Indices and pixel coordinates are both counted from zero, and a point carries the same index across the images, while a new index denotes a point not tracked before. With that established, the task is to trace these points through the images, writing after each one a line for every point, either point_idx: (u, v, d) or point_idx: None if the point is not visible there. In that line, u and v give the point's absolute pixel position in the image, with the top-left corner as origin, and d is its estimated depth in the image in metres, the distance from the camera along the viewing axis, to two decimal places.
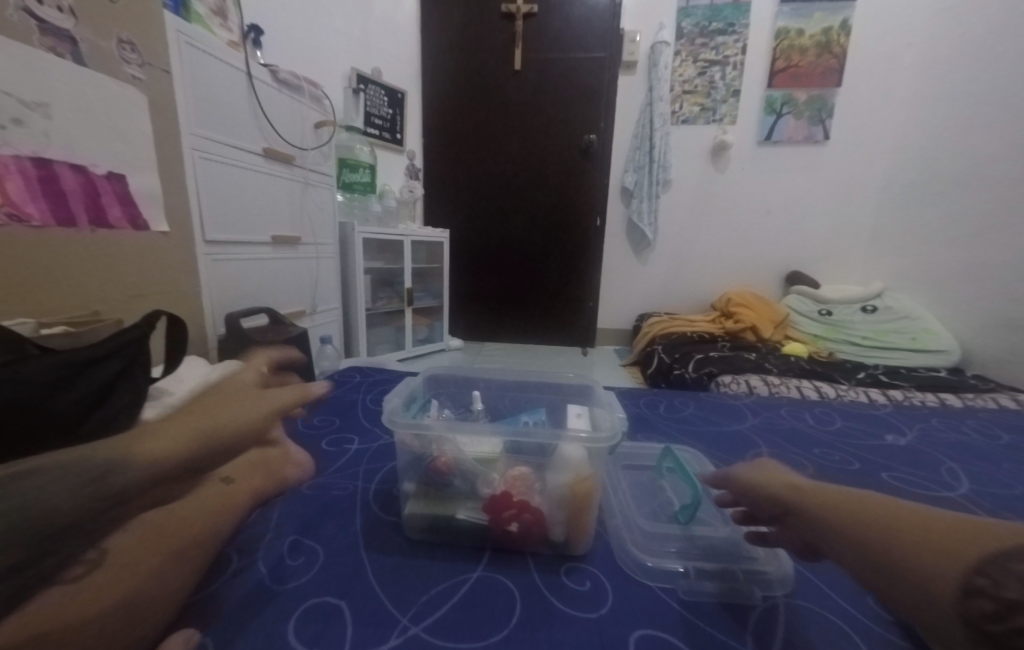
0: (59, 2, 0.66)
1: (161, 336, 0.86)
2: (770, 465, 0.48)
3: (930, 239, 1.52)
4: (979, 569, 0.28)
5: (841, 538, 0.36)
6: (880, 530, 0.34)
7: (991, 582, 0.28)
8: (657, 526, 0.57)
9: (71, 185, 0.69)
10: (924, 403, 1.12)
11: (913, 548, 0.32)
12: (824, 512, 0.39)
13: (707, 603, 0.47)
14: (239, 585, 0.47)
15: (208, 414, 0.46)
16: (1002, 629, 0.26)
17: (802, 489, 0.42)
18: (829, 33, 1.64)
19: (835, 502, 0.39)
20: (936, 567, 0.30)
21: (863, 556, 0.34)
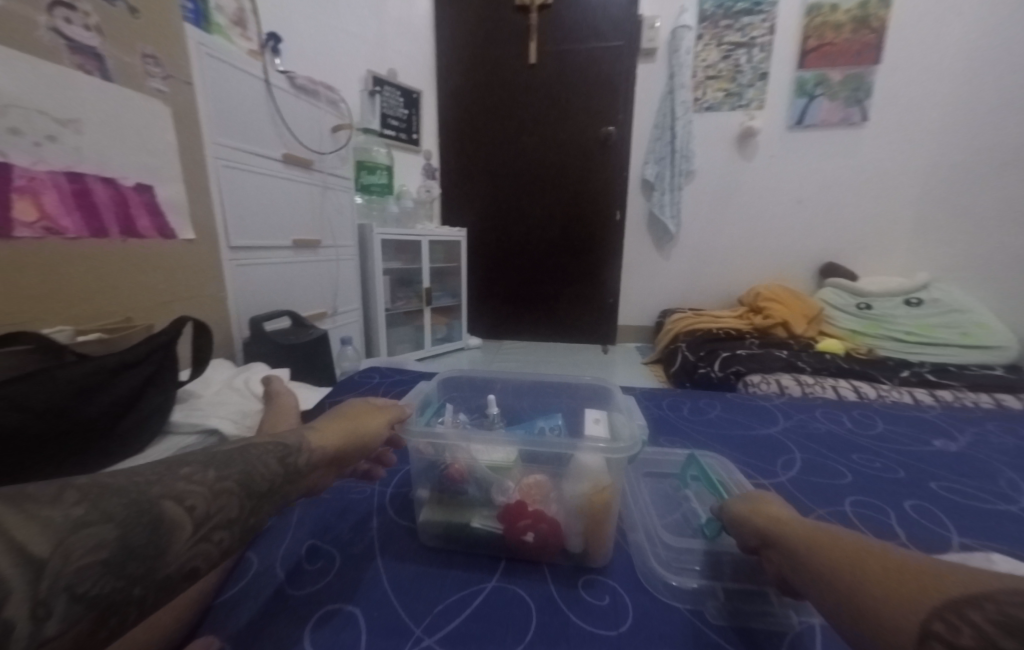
0: (86, 21, 0.68)
1: (188, 340, 0.89)
2: (761, 497, 0.50)
3: (983, 225, 1.40)
4: (936, 616, 0.29)
5: (817, 576, 0.38)
6: (852, 575, 0.35)
7: (947, 627, 0.28)
8: (682, 540, 0.54)
9: (102, 197, 0.71)
10: (977, 404, 1.04)
11: (879, 593, 0.33)
12: (803, 554, 0.40)
13: (739, 626, 0.44)
14: (257, 591, 0.48)
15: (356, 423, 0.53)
16: None
17: (782, 527, 0.43)
18: (866, 7, 1.54)
19: (813, 545, 0.40)
20: (897, 612, 0.31)
21: (838, 601, 0.35)
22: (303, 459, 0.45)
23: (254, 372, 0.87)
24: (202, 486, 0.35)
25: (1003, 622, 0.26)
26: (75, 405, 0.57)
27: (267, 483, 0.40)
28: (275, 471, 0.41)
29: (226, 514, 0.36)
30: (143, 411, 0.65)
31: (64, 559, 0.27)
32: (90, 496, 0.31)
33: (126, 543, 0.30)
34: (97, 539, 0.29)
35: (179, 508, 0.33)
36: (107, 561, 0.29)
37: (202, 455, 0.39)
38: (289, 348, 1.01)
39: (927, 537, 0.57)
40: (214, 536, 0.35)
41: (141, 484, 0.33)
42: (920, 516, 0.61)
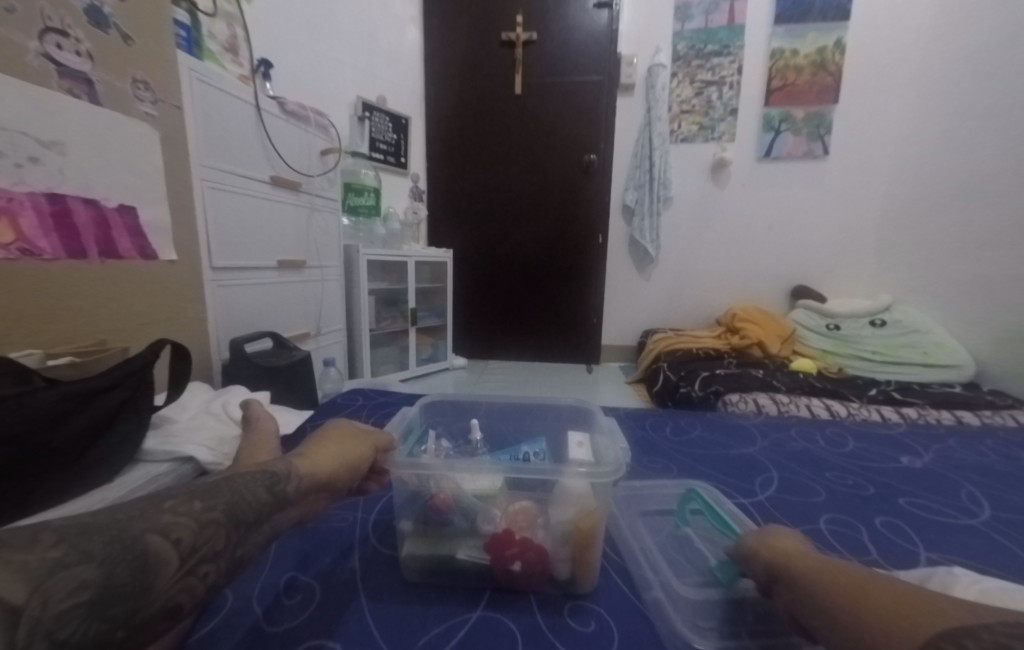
0: (77, 47, 0.69)
1: (165, 363, 0.87)
2: (768, 529, 0.51)
3: (937, 252, 1.50)
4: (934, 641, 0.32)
5: (816, 603, 0.40)
6: (854, 605, 0.37)
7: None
8: (694, 589, 0.53)
9: (82, 219, 0.71)
10: (941, 421, 1.09)
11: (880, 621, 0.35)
12: (806, 584, 0.42)
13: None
14: (233, 628, 0.46)
15: (340, 448, 0.53)
16: None
17: (786, 560, 0.45)
18: (824, 52, 1.67)
19: (816, 576, 0.42)
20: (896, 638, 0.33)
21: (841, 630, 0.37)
22: (292, 487, 0.45)
23: (233, 396, 0.85)
24: (189, 518, 0.36)
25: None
26: (44, 432, 0.56)
27: (255, 512, 0.40)
28: (262, 499, 0.41)
29: (212, 546, 0.36)
30: (113, 440, 0.63)
31: (42, 605, 0.27)
32: (67, 539, 0.30)
33: (108, 582, 0.30)
34: (78, 580, 0.28)
35: (165, 541, 0.34)
36: (90, 602, 0.28)
37: (186, 488, 0.39)
38: (271, 370, 1.00)
39: (897, 552, 0.59)
40: (201, 570, 0.34)
41: (123, 519, 0.34)
42: (891, 531, 0.63)
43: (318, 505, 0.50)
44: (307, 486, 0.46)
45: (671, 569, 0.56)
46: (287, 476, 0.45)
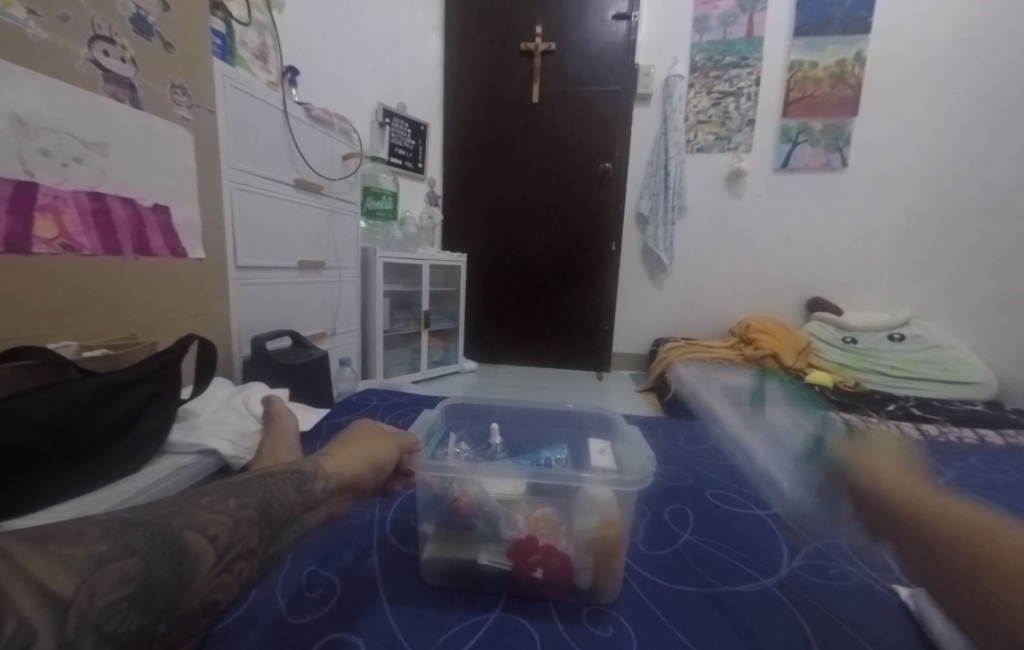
0: (123, 53, 0.72)
1: (191, 358, 0.90)
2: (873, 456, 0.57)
3: (958, 266, 1.48)
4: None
5: (920, 534, 0.43)
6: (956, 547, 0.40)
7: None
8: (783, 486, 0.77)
9: (120, 217, 0.74)
10: (961, 439, 1.07)
11: (978, 567, 0.38)
12: (908, 515, 0.45)
13: None
14: (258, 618, 0.48)
15: (366, 447, 0.55)
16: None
17: (892, 491, 0.48)
18: (842, 65, 1.67)
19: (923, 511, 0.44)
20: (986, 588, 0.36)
21: (925, 559, 0.41)
22: (319, 486, 0.46)
23: (254, 392, 0.87)
24: (224, 516, 0.37)
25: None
26: (80, 422, 0.58)
27: (285, 511, 0.41)
28: (291, 500, 0.43)
29: (246, 543, 0.37)
30: (142, 430, 0.65)
31: (88, 597, 0.28)
32: (111, 533, 0.31)
33: (150, 577, 0.31)
34: (123, 573, 0.30)
35: (202, 538, 0.35)
36: (132, 596, 0.30)
37: (221, 486, 0.40)
38: (290, 369, 1.02)
39: None
40: (235, 566, 0.36)
41: (162, 514, 0.35)
42: None
43: (344, 506, 0.51)
44: (332, 485, 0.48)
45: (689, 581, 0.56)
46: (314, 476, 0.47)
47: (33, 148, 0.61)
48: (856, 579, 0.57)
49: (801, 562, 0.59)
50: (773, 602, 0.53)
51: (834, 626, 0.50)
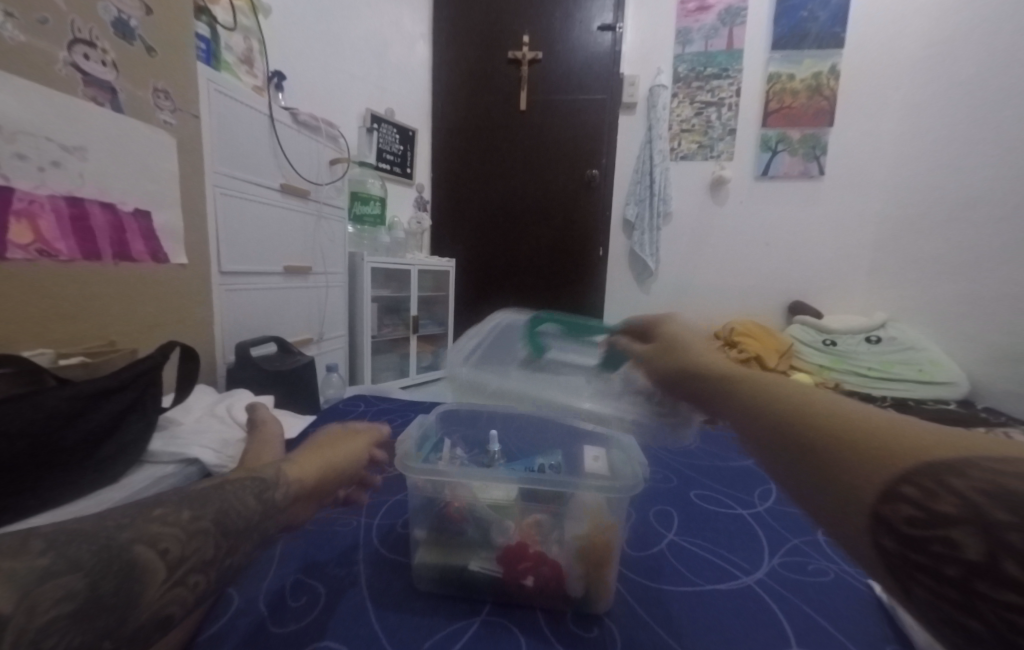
0: (103, 57, 0.71)
1: (173, 365, 0.88)
2: (672, 334, 0.46)
3: (930, 271, 1.53)
4: (906, 477, 0.24)
5: (752, 418, 0.32)
6: (801, 431, 0.29)
7: (917, 490, 0.23)
8: None
9: (99, 222, 0.72)
10: None
11: (837, 451, 0.27)
12: (738, 404, 0.34)
13: None
14: (239, 628, 0.47)
15: (328, 453, 0.57)
16: (922, 534, 0.23)
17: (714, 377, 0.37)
18: (819, 78, 1.73)
19: (752, 394, 0.34)
20: (849, 473, 0.26)
21: (774, 456, 0.30)
22: (280, 493, 0.47)
23: (238, 399, 0.86)
24: (177, 528, 0.37)
25: (992, 489, 0.22)
26: (57, 432, 0.56)
27: (243, 521, 0.42)
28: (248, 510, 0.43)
29: (201, 555, 0.37)
30: (120, 441, 0.64)
31: (30, 614, 0.27)
32: (57, 548, 0.31)
33: (94, 594, 0.30)
34: (65, 590, 0.29)
35: (152, 552, 0.34)
36: (76, 611, 0.29)
37: (174, 499, 0.40)
38: (275, 375, 1.01)
39: None
40: (189, 580, 0.35)
41: (112, 530, 0.34)
42: None
43: (306, 512, 0.52)
44: (293, 492, 0.49)
45: (673, 579, 0.57)
46: (275, 484, 0.48)
47: (8, 151, 0.60)
48: (834, 575, 0.58)
49: (781, 559, 0.61)
50: (752, 599, 0.54)
51: (810, 622, 0.50)
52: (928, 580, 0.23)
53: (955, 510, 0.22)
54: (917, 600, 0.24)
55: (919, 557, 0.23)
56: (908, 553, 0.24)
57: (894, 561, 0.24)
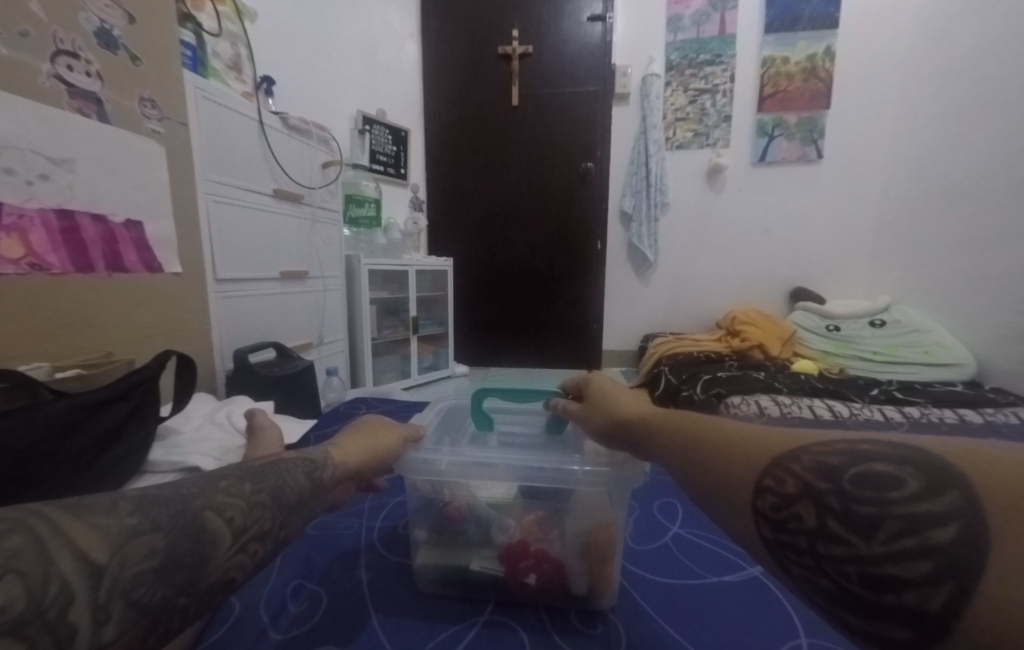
0: (88, 68, 0.71)
1: (170, 375, 0.88)
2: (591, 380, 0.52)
3: (933, 251, 1.51)
4: (764, 471, 0.28)
5: (663, 444, 0.36)
6: (692, 449, 0.33)
7: (773, 480, 0.27)
8: None
9: (91, 235, 0.72)
10: (943, 419, 1.07)
11: (718, 458, 0.31)
12: (651, 435, 0.38)
13: None
14: (241, 635, 0.47)
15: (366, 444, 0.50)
16: (784, 516, 0.26)
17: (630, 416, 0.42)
18: (814, 60, 1.71)
19: (662, 425, 0.38)
20: (730, 475, 0.30)
21: (677, 472, 0.33)
22: (330, 474, 0.43)
23: (238, 406, 0.86)
24: (240, 498, 0.34)
25: (817, 467, 0.26)
26: (55, 444, 0.56)
27: (296, 496, 0.38)
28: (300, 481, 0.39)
29: (261, 525, 0.34)
30: (121, 450, 0.63)
31: (121, 567, 0.26)
32: (142, 508, 0.29)
33: (174, 550, 0.29)
34: (149, 548, 0.28)
35: (218, 519, 0.32)
36: (159, 569, 0.28)
37: (236, 468, 0.37)
38: (274, 381, 1.01)
39: None
40: (251, 547, 0.33)
41: (186, 494, 0.32)
42: None
43: (349, 490, 0.50)
44: (341, 473, 0.45)
45: (678, 572, 0.56)
46: (323, 464, 0.44)
47: None
48: None
49: None
50: (760, 589, 0.53)
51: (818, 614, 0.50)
52: (795, 556, 0.26)
53: (799, 491, 0.26)
54: (794, 576, 0.26)
55: (788, 540, 0.26)
56: (778, 538, 0.27)
57: (771, 550, 0.27)
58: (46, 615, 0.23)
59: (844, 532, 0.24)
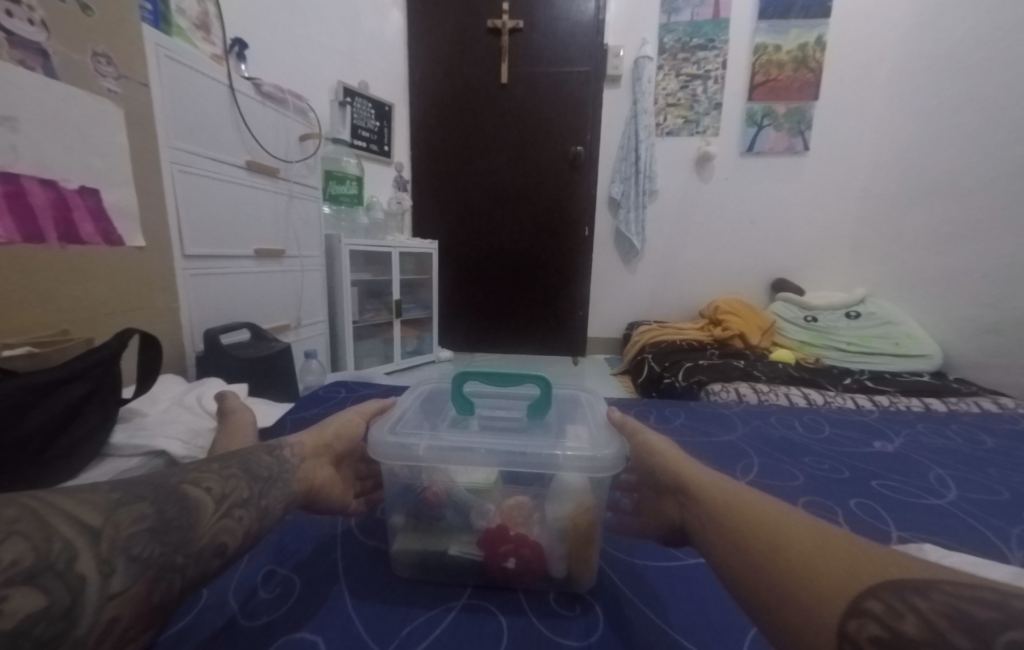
0: (30, 15, 0.64)
1: (134, 353, 0.84)
2: (661, 458, 0.54)
3: (910, 245, 1.53)
4: (874, 603, 0.28)
5: (742, 557, 0.37)
6: (780, 573, 0.34)
7: (887, 614, 0.28)
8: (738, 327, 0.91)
9: (39, 201, 0.66)
10: (910, 407, 1.10)
11: (812, 586, 0.32)
12: (726, 543, 0.40)
13: (716, 634, 0.45)
14: (209, 621, 0.45)
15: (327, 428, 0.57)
16: None
17: (706, 514, 0.43)
18: (805, 49, 1.69)
19: (738, 533, 0.39)
20: (824, 609, 0.30)
21: (764, 589, 0.35)
22: (289, 450, 0.49)
23: (209, 388, 0.82)
24: (213, 473, 0.40)
25: (950, 614, 0.26)
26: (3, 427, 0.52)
27: (267, 470, 0.44)
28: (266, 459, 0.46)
29: (240, 493, 0.40)
30: (74, 435, 0.58)
31: (115, 528, 0.31)
32: (123, 486, 0.34)
33: (162, 515, 0.33)
34: (139, 513, 0.32)
35: (200, 489, 0.37)
36: (152, 528, 0.32)
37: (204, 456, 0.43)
38: (248, 363, 0.97)
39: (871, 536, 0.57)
40: (236, 513, 0.38)
41: (165, 474, 0.37)
42: (867, 509, 0.61)
43: (325, 469, 0.53)
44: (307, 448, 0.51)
45: (655, 555, 0.56)
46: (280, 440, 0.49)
47: None
48: None
49: None
50: None
51: None
52: None
53: (915, 633, 0.26)
54: None
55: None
56: None
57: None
58: (56, 566, 0.27)
59: None
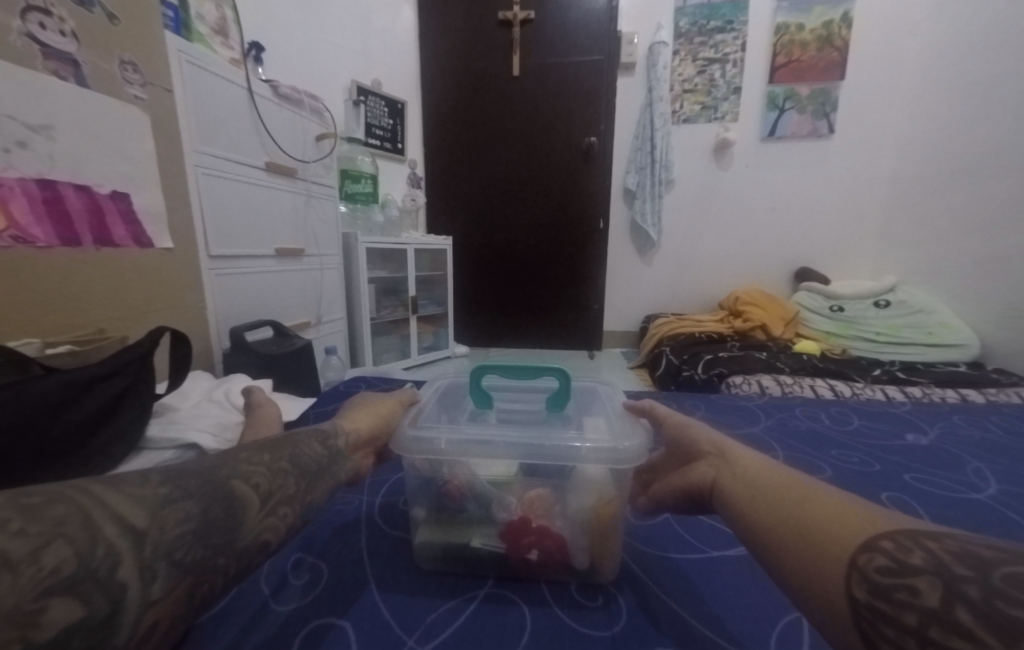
0: (61, 26, 0.67)
1: (166, 351, 0.87)
2: (676, 432, 0.55)
3: (945, 229, 1.47)
4: (880, 544, 0.30)
5: (754, 518, 0.39)
6: (791, 530, 0.35)
7: (893, 546, 0.30)
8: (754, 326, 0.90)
9: (76, 206, 0.69)
10: (945, 399, 1.06)
11: (820, 537, 0.33)
12: (739, 508, 0.41)
13: (742, 626, 0.45)
14: (242, 607, 0.46)
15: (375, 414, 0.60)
16: (890, 583, 0.28)
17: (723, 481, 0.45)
18: (830, 27, 1.63)
19: (752, 497, 0.41)
20: (828, 555, 0.32)
21: (773, 543, 0.36)
22: (340, 441, 0.52)
23: (236, 384, 0.85)
24: (263, 467, 0.40)
25: (958, 553, 0.27)
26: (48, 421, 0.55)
27: (314, 463, 0.45)
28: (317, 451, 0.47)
29: (285, 491, 0.40)
30: (113, 428, 0.61)
31: (161, 529, 0.30)
32: (171, 480, 0.34)
33: (207, 517, 0.33)
34: (184, 513, 0.32)
35: (246, 486, 0.38)
36: (196, 531, 0.32)
37: (253, 444, 0.43)
38: (273, 360, 0.99)
39: None
40: (280, 512, 0.38)
41: (212, 467, 0.37)
42: (900, 503, 0.60)
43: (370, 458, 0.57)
44: (352, 439, 0.54)
45: (676, 548, 0.56)
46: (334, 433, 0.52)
47: None
48: None
49: None
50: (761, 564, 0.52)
51: None
52: (891, 630, 0.27)
53: (922, 564, 0.28)
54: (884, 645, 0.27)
55: (883, 604, 0.28)
56: (874, 604, 0.28)
57: (861, 613, 0.29)
58: (97, 574, 0.26)
59: (972, 623, 0.24)
